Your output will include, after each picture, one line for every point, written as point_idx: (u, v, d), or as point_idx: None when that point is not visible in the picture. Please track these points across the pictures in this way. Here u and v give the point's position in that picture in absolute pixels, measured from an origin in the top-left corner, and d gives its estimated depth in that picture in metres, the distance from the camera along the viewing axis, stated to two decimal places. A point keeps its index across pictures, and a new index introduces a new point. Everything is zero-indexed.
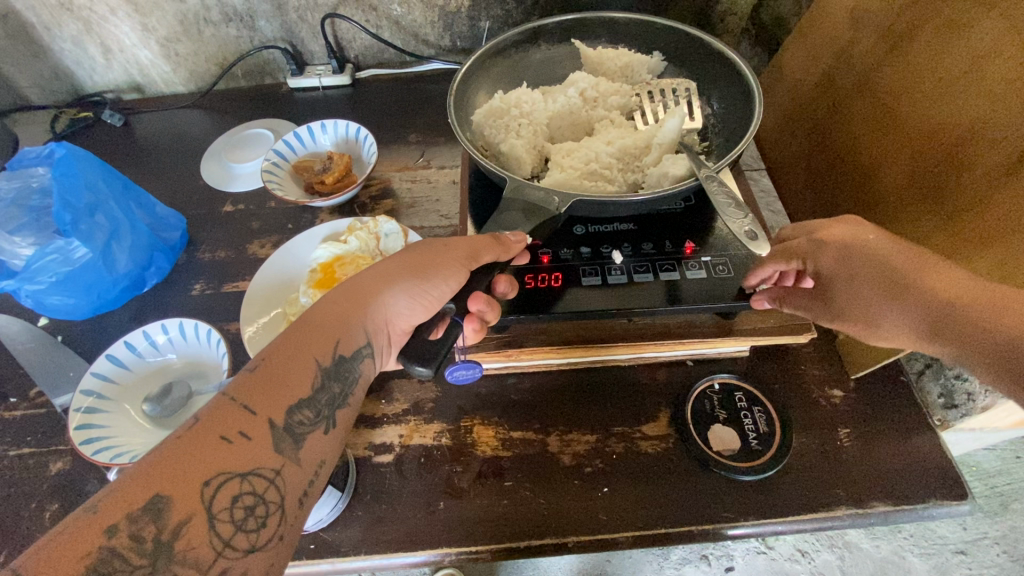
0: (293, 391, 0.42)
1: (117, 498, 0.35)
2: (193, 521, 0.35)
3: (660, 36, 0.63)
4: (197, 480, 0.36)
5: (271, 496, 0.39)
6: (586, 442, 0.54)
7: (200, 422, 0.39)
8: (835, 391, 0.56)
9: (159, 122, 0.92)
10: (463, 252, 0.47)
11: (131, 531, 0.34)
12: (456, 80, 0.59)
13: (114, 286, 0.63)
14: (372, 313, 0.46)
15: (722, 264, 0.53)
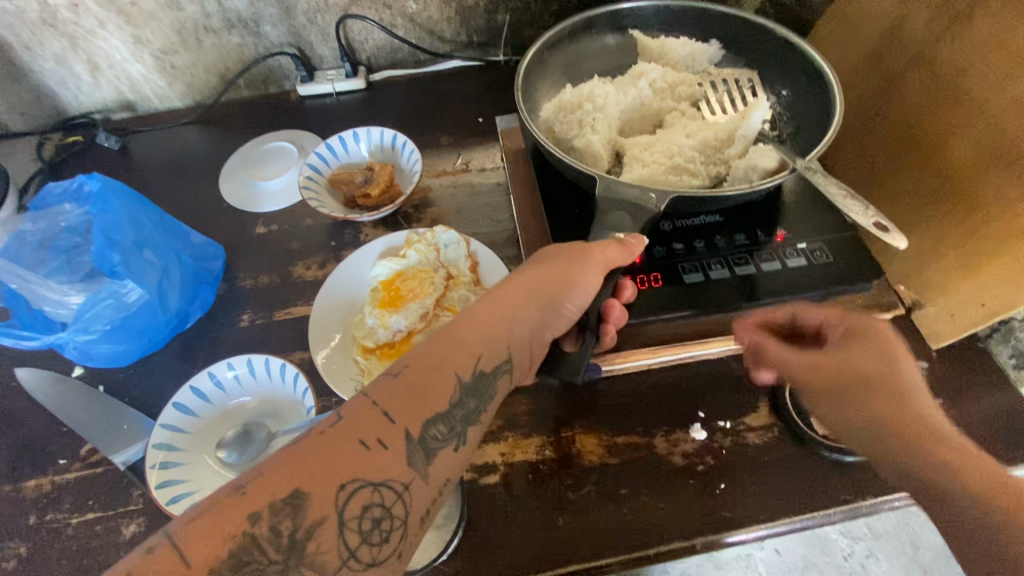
0: (433, 404, 0.42)
1: (263, 482, 0.36)
2: (327, 523, 0.36)
3: (717, 26, 0.62)
4: (336, 480, 0.37)
5: (397, 511, 0.38)
6: (693, 440, 0.53)
7: (343, 421, 0.40)
8: (920, 362, 0.57)
9: (160, 142, 0.84)
10: (597, 262, 0.47)
11: (271, 522, 0.35)
12: (523, 69, 0.57)
13: (165, 327, 0.58)
14: (514, 328, 0.46)
15: (818, 250, 0.54)
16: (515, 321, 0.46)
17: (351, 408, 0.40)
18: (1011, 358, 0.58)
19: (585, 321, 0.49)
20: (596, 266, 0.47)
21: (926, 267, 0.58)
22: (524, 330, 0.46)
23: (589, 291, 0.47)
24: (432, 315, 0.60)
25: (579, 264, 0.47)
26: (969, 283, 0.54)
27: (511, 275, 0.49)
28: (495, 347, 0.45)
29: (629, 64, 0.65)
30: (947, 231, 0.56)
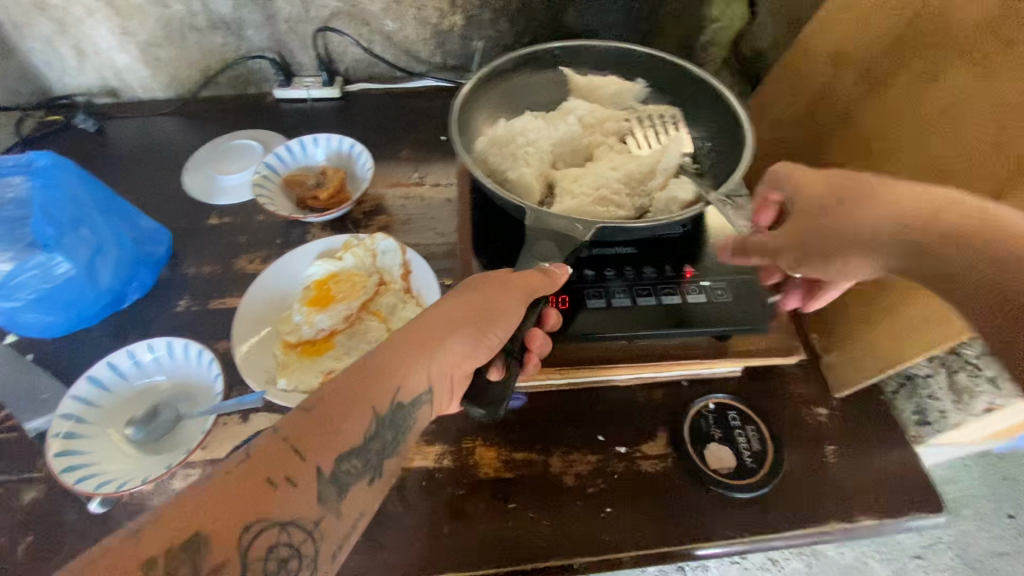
0: (347, 438, 0.41)
1: (160, 527, 0.34)
2: (229, 565, 0.34)
3: (642, 65, 0.67)
4: (237, 521, 0.35)
5: (306, 550, 0.37)
6: (587, 462, 0.55)
7: (251, 458, 0.38)
8: (821, 409, 0.59)
9: (135, 129, 0.88)
10: (518, 294, 0.47)
11: (168, 567, 0.32)
12: (457, 105, 0.60)
13: (95, 302, 0.61)
14: (435, 361, 0.46)
15: (721, 288, 0.56)
16: (438, 354, 0.46)
17: (260, 445, 0.38)
18: (913, 415, 0.60)
19: (511, 348, 0.48)
20: (514, 301, 0.47)
21: (836, 315, 0.61)
22: (445, 363, 0.46)
23: (510, 326, 0.47)
24: (356, 317, 0.62)
25: (499, 298, 0.47)
26: (869, 337, 0.56)
27: (437, 302, 0.49)
28: (416, 377, 0.45)
29: (565, 89, 0.69)
30: (852, 284, 0.58)
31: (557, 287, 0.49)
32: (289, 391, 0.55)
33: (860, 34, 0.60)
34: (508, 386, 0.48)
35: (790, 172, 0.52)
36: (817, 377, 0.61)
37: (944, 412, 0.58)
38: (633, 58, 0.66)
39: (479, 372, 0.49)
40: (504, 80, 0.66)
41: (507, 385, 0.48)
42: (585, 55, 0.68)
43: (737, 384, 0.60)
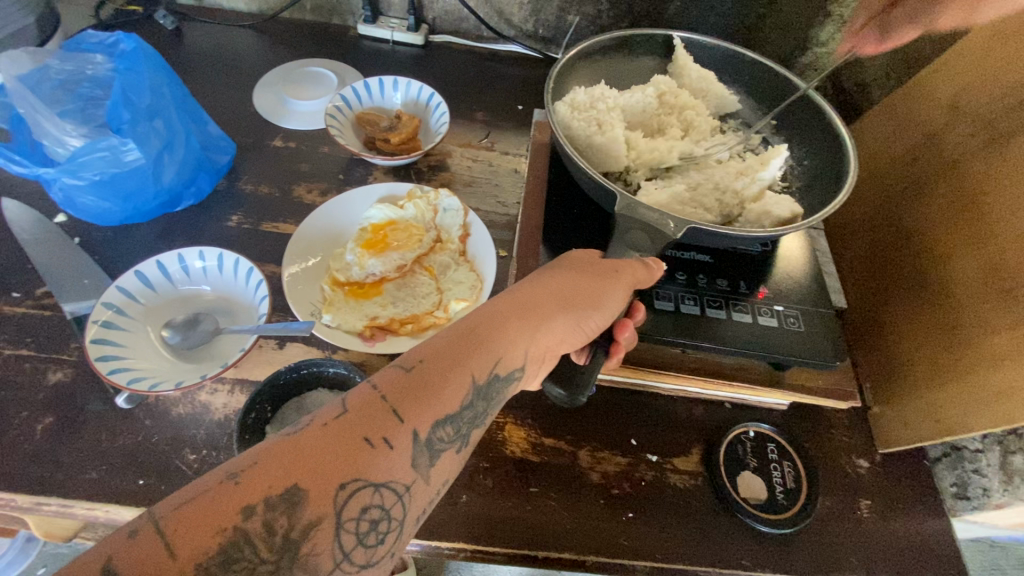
0: (443, 404, 0.37)
1: (260, 472, 0.31)
2: (323, 525, 0.31)
3: (748, 71, 0.65)
4: (334, 479, 0.32)
5: (396, 513, 0.34)
6: (616, 463, 0.53)
7: (347, 414, 0.34)
8: (861, 460, 0.57)
9: (212, 35, 0.85)
10: (627, 282, 0.45)
11: (265, 517, 0.30)
12: (553, 72, 0.58)
13: (153, 199, 0.60)
14: (536, 337, 0.42)
15: (794, 316, 0.53)
16: (541, 331, 0.42)
17: (356, 399, 0.35)
18: (951, 486, 0.56)
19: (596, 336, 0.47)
20: (623, 288, 0.45)
21: (898, 371, 0.58)
22: (545, 341, 0.43)
23: (614, 313, 0.45)
24: (409, 269, 0.61)
25: (606, 283, 0.45)
26: (928, 396, 0.54)
27: (537, 277, 0.45)
28: (515, 352, 0.41)
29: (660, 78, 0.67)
30: (920, 340, 0.57)
31: (654, 281, 0.47)
32: (332, 328, 0.54)
33: (988, 86, 0.56)
34: (593, 372, 0.46)
35: (932, 201, 0.59)
36: (862, 427, 0.59)
37: (988, 489, 0.54)
38: (737, 61, 0.64)
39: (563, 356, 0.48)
40: (600, 60, 0.64)
41: (593, 368, 0.47)
42: (693, 49, 0.66)
43: (781, 417, 0.58)
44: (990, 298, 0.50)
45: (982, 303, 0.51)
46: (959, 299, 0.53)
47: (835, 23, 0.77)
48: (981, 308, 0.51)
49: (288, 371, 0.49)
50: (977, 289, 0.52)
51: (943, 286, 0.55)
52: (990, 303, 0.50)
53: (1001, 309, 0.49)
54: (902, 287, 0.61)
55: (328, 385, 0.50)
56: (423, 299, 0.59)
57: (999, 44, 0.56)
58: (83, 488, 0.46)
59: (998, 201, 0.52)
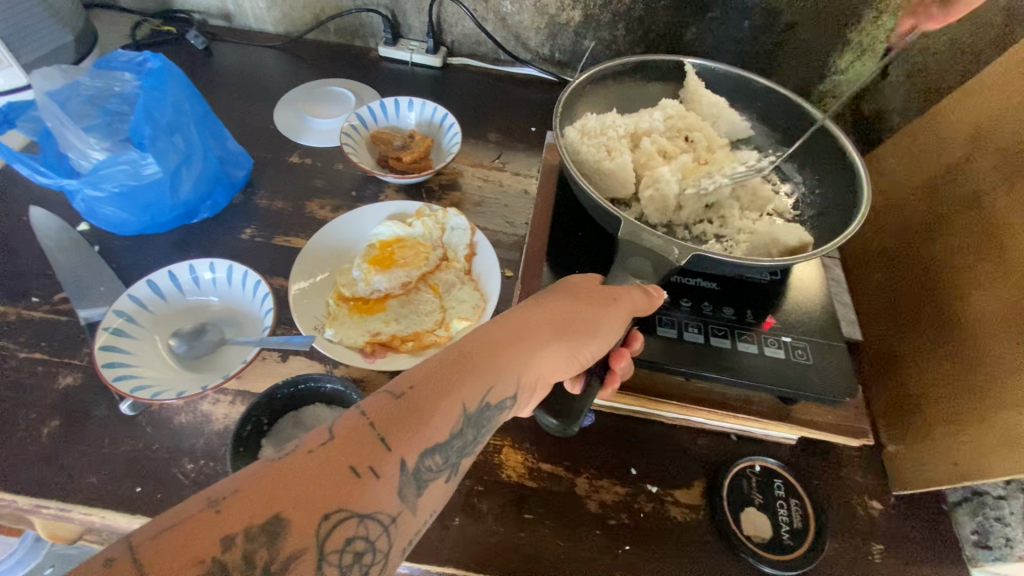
0: (432, 432, 0.37)
1: (242, 502, 0.30)
2: (304, 558, 0.30)
3: (757, 99, 0.65)
4: (317, 510, 0.31)
5: (380, 545, 0.33)
6: (614, 493, 0.52)
7: (334, 441, 0.34)
8: (874, 502, 0.54)
9: (239, 54, 0.89)
10: (625, 311, 0.44)
11: (245, 548, 0.30)
12: (563, 96, 0.59)
13: (169, 211, 0.61)
14: (530, 366, 0.41)
15: (801, 348, 0.52)
16: (535, 359, 0.42)
17: (343, 426, 0.35)
18: (972, 534, 0.53)
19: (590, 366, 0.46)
20: (620, 316, 0.44)
21: (915, 411, 0.56)
22: (539, 370, 0.42)
23: (610, 342, 0.44)
24: (414, 286, 0.61)
25: (602, 311, 0.44)
26: (950, 436, 0.51)
27: (533, 303, 0.45)
28: (509, 379, 0.40)
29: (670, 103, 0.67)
30: (941, 378, 0.54)
31: (653, 311, 0.47)
32: (334, 342, 0.54)
33: (1009, 119, 0.54)
34: (584, 401, 0.46)
35: (951, 235, 0.57)
36: (877, 468, 0.56)
37: (1011, 538, 0.51)
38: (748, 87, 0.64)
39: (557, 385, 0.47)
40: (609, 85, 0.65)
41: (586, 398, 0.46)
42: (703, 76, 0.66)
43: (789, 453, 0.56)
44: (1011, 337, 0.48)
45: (1004, 342, 0.49)
46: (980, 337, 0.51)
47: (854, 52, 0.77)
48: (1003, 346, 0.49)
49: (286, 385, 0.49)
50: (999, 326, 0.50)
51: (962, 322, 0.54)
52: (1013, 343, 0.48)
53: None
54: (920, 322, 0.59)
55: (326, 400, 0.50)
56: (425, 316, 0.59)
57: (1019, 76, 0.54)
58: (80, 492, 0.47)
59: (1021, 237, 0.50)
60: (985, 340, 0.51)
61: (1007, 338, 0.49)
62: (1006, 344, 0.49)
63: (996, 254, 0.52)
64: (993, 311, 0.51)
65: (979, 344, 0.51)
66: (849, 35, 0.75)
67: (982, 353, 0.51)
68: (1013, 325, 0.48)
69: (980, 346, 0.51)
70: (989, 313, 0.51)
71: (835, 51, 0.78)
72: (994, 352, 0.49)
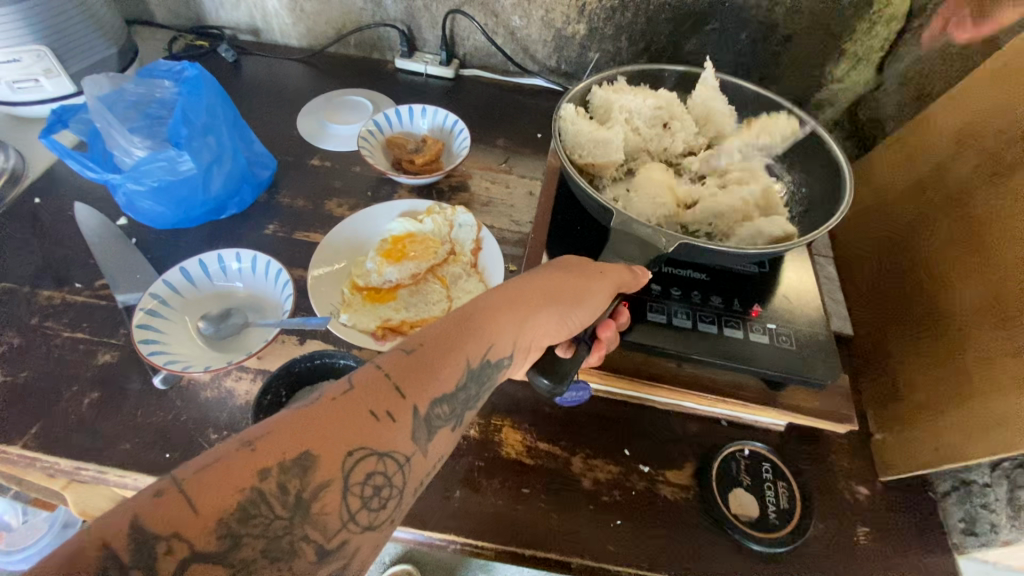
0: (441, 383, 0.40)
1: (274, 440, 0.34)
2: (331, 487, 0.34)
3: (750, 104, 0.69)
4: (343, 446, 0.35)
5: (397, 480, 0.37)
6: (608, 471, 0.55)
7: (353, 390, 0.38)
8: (860, 487, 0.56)
9: (266, 67, 0.95)
10: (612, 282, 0.48)
11: (280, 479, 0.33)
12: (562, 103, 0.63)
13: (201, 206, 0.67)
14: (526, 329, 0.45)
15: (786, 335, 0.55)
16: (531, 323, 0.45)
17: (361, 376, 0.38)
18: (959, 522, 0.54)
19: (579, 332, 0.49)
20: (607, 288, 0.48)
21: (902, 399, 0.58)
22: (534, 333, 0.46)
23: (599, 310, 0.48)
24: (423, 277, 0.65)
25: (592, 281, 0.48)
26: (933, 422, 0.54)
27: (530, 273, 0.49)
28: (506, 341, 0.44)
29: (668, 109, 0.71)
30: (926, 368, 0.56)
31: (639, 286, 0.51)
32: (348, 326, 0.59)
33: (991, 119, 0.57)
34: (573, 363, 0.48)
35: (938, 229, 0.60)
36: (864, 452, 0.58)
37: (997, 525, 0.52)
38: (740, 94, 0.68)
39: (547, 351, 0.49)
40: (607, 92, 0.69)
41: (575, 361, 0.48)
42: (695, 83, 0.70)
43: (778, 439, 0.58)
44: (994, 325, 0.50)
45: (987, 330, 0.51)
46: (965, 326, 0.53)
47: (849, 61, 0.80)
48: (986, 333, 0.51)
49: (303, 359, 0.54)
50: (982, 315, 0.52)
51: (948, 312, 0.56)
52: (995, 330, 0.50)
53: (1006, 335, 0.49)
54: (909, 314, 0.61)
55: (337, 376, 0.54)
56: (433, 305, 0.63)
57: (1000, 80, 0.57)
58: (116, 456, 0.51)
59: (1002, 229, 0.52)
60: (970, 327, 0.53)
61: (989, 326, 0.51)
62: (989, 331, 0.51)
63: (979, 246, 0.54)
64: (977, 300, 0.53)
65: (964, 333, 0.53)
66: (843, 45, 0.78)
67: (967, 341, 0.53)
68: (995, 313, 0.50)
69: (965, 334, 0.53)
70: (973, 302, 0.53)
71: (830, 60, 0.81)
72: (978, 340, 0.51)
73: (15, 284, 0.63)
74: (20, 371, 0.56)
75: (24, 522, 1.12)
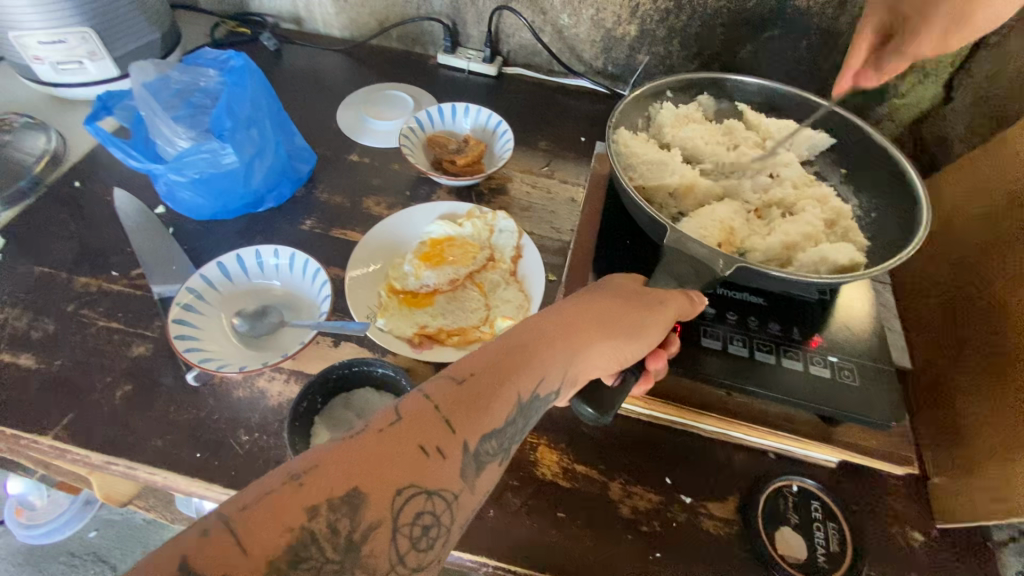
0: (492, 418, 0.38)
1: (323, 475, 0.32)
2: (380, 529, 0.32)
3: (817, 118, 0.65)
4: (392, 483, 0.33)
5: (445, 519, 0.35)
6: (647, 500, 0.52)
7: (402, 422, 0.36)
8: (915, 533, 0.53)
9: (307, 56, 0.94)
10: (672, 314, 0.46)
11: (329, 518, 0.31)
12: (617, 108, 0.61)
13: (240, 199, 0.66)
14: (579, 362, 0.43)
15: (848, 369, 0.52)
16: (585, 356, 0.43)
17: (408, 406, 0.36)
18: (1017, 574, 0.51)
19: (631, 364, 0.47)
20: (666, 318, 0.46)
21: (963, 443, 0.54)
22: (586, 365, 0.44)
23: (654, 344, 0.46)
24: (461, 284, 0.63)
25: (650, 314, 0.46)
26: (999, 474, 0.50)
27: (584, 299, 0.47)
28: (559, 373, 0.42)
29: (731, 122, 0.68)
30: (990, 414, 0.53)
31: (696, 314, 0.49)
32: (384, 331, 0.57)
33: None
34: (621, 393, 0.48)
35: (1013, 263, 0.55)
36: (921, 497, 0.55)
37: None
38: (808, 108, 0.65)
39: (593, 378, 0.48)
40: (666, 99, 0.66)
41: (622, 392, 0.48)
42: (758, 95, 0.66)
43: (830, 476, 0.55)
44: None
45: None
46: None
47: (917, 75, 0.76)
48: None
49: (341, 367, 0.52)
50: None
51: (1019, 354, 0.52)
52: None
53: None
54: (974, 352, 0.57)
55: (375, 385, 0.53)
56: (470, 313, 0.61)
57: None
58: (147, 453, 0.50)
59: None
60: None
61: None
62: None
63: None
64: None
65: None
66: None
67: None
68: None
69: None
70: None
71: (896, 74, 0.77)
72: None
73: (53, 269, 0.63)
74: (55, 359, 0.56)
75: (46, 499, 1.12)
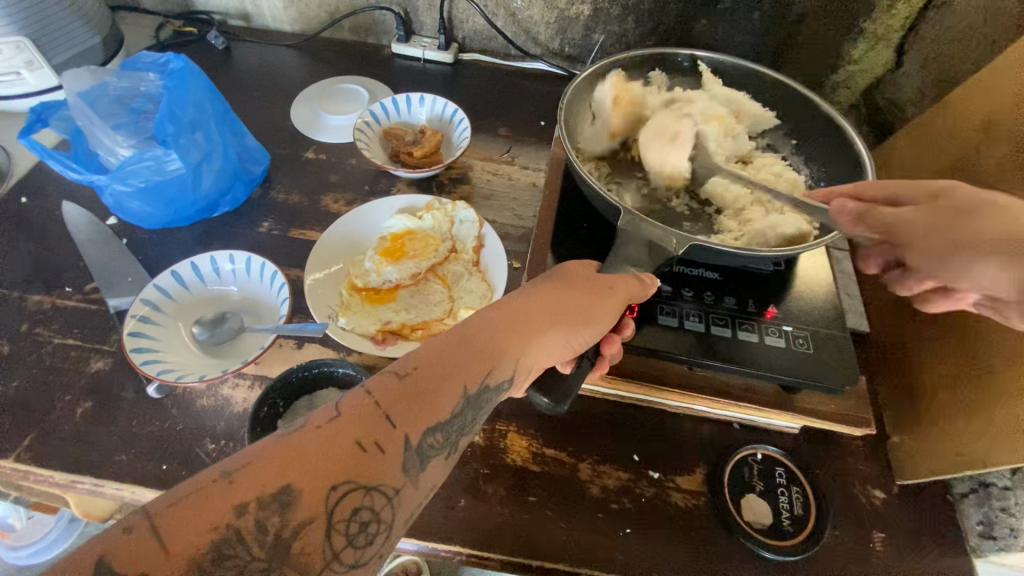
0: (436, 411, 0.38)
1: (255, 472, 0.32)
2: (314, 525, 0.32)
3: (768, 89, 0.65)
4: (325, 479, 0.33)
5: (385, 515, 0.35)
6: (617, 478, 0.53)
7: (341, 418, 0.36)
8: (877, 491, 0.54)
9: (258, 53, 0.91)
10: (621, 298, 0.47)
11: (258, 517, 0.31)
12: (568, 91, 0.61)
13: (192, 205, 0.65)
14: (528, 351, 0.43)
15: (802, 337, 0.53)
16: (533, 344, 0.44)
17: (349, 403, 0.37)
18: (978, 524, 0.53)
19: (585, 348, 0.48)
20: (616, 303, 0.47)
21: (919, 400, 0.56)
22: (536, 354, 0.44)
23: (604, 328, 0.47)
24: (423, 277, 0.63)
25: (600, 299, 0.46)
26: (954, 429, 0.52)
27: (533, 288, 0.47)
28: (507, 363, 0.42)
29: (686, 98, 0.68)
30: (942, 372, 0.55)
31: (647, 297, 0.49)
32: (346, 330, 0.57)
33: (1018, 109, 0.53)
34: (578, 380, 0.49)
35: None
36: (878, 455, 0.57)
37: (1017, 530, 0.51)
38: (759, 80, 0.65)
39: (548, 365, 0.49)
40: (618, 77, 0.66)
41: (577, 377, 0.49)
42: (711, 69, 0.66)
43: (792, 443, 0.56)
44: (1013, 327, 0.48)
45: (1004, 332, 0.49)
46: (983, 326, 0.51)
47: (868, 41, 0.76)
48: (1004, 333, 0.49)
49: (300, 369, 0.52)
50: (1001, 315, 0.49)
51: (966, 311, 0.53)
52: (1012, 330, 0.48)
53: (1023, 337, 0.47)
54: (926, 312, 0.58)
55: (338, 385, 0.53)
56: (434, 306, 0.61)
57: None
58: (111, 469, 0.50)
59: None
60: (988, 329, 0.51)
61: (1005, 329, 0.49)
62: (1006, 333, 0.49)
63: None
64: None
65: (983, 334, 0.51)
66: (862, 24, 0.75)
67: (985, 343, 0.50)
68: None
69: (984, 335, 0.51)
70: None
71: (847, 41, 0.77)
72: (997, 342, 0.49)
73: (4, 288, 0.61)
74: (11, 381, 0.55)
75: (27, 519, 1.11)
